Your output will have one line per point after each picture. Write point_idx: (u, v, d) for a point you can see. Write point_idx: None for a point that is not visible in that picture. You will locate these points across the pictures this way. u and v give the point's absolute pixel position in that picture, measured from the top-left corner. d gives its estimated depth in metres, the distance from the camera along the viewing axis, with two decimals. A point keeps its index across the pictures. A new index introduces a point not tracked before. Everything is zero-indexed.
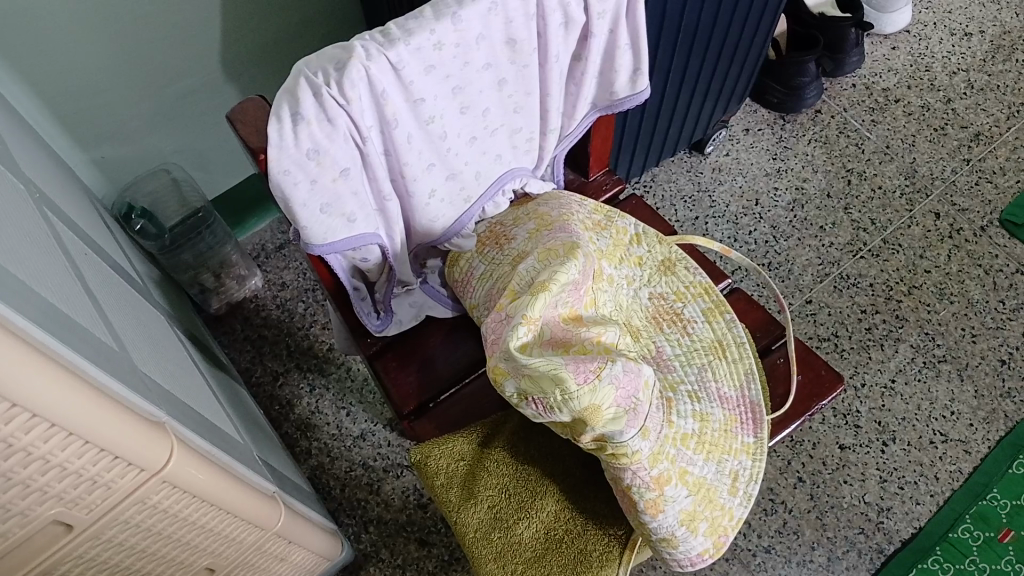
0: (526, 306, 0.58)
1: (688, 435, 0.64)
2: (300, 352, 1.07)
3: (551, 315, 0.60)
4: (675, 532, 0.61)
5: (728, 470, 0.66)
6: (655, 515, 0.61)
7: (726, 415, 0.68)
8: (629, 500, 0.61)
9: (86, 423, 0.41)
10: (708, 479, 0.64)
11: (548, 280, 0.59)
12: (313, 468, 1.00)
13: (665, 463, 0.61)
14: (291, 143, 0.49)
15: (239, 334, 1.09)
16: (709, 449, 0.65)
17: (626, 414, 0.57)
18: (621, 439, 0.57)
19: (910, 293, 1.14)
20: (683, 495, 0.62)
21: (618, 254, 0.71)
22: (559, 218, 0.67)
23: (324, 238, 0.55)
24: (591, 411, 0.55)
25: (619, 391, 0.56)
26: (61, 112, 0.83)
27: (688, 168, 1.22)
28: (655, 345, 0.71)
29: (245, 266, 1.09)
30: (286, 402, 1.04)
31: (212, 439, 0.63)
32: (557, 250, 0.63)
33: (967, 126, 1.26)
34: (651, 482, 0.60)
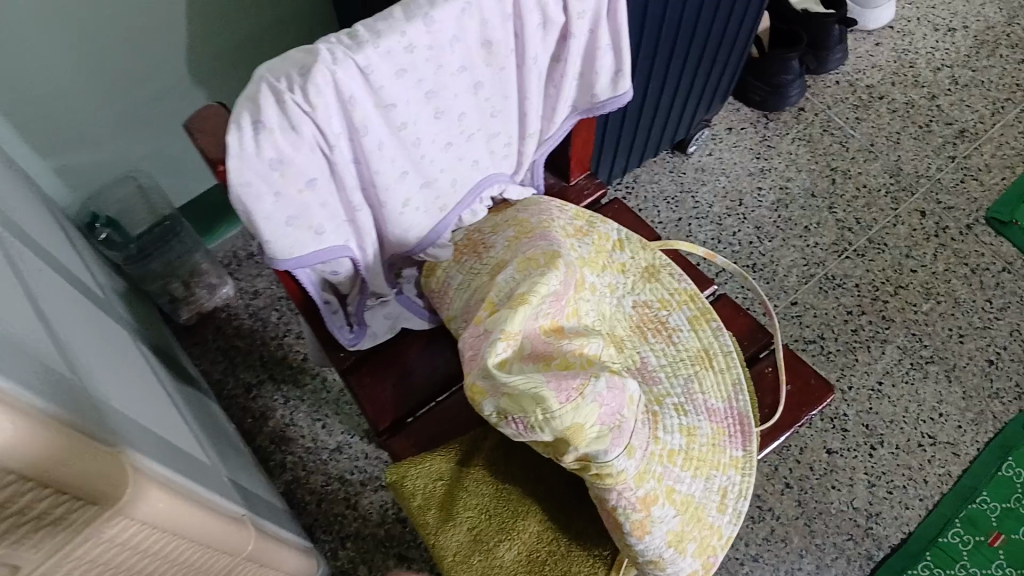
0: (505, 322, 0.55)
1: (673, 452, 0.62)
2: (274, 363, 1.04)
3: (531, 331, 0.57)
4: (663, 555, 0.59)
5: (716, 486, 0.64)
6: (640, 536, 0.58)
7: (713, 427, 0.66)
8: (613, 521, 0.58)
9: (29, 459, 0.38)
10: (695, 496, 0.62)
11: (527, 294, 0.57)
12: (287, 483, 0.97)
13: (652, 483, 0.59)
14: (254, 154, 0.46)
15: (210, 345, 1.05)
16: (698, 464, 0.63)
17: (612, 433, 0.55)
18: (606, 459, 0.55)
19: (896, 293, 1.12)
20: (670, 514, 0.60)
21: (602, 261, 0.69)
22: (537, 225, 0.64)
23: (291, 253, 0.53)
24: (576, 430, 0.53)
25: (602, 407, 0.54)
26: (19, 118, 0.80)
27: (670, 168, 1.19)
28: (639, 356, 0.69)
29: (216, 275, 1.05)
30: (259, 414, 1.01)
31: (176, 462, 0.59)
32: (534, 262, 0.60)
33: (952, 123, 1.25)
34: (637, 503, 0.58)
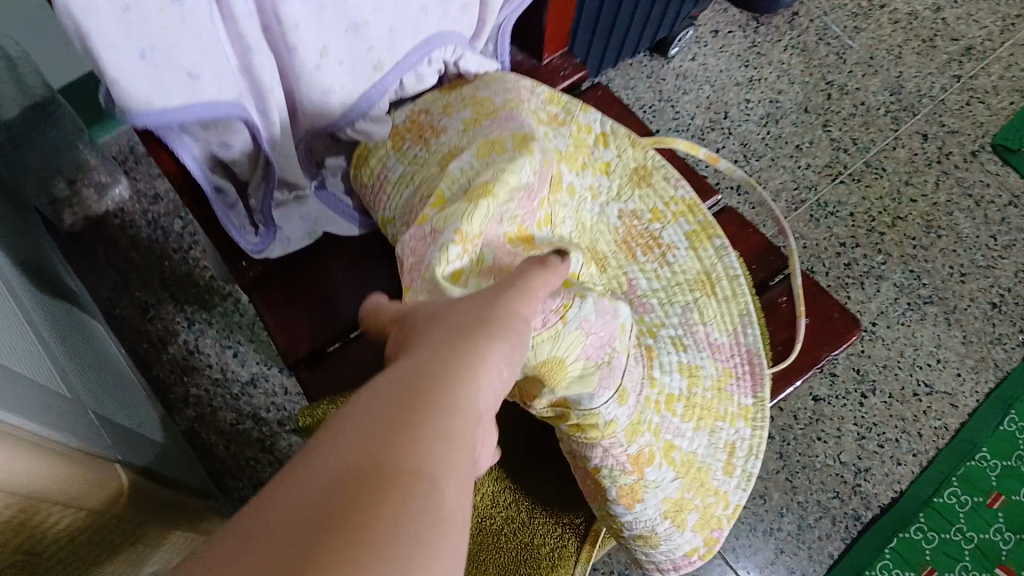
0: (459, 221, 0.40)
1: (672, 401, 0.50)
2: (176, 281, 0.88)
3: (494, 236, 0.42)
4: (654, 530, 0.47)
5: (722, 445, 0.52)
6: (629, 508, 0.45)
7: (719, 370, 0.53)
8: (595, 489, 0.45)
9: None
10: (695, 457, 0.50)
11: (489, 185, 0.42)
12: (190, 422, 0.82)
13: (651, 438, 0.46)
14: None
15: (98, 258, 0.87)
16: (702, 417, 0.51)
17: (602, 372, 0.41)
18: (590, 407, 0.41)
19: (893, 225, 1.00)
20: (669, 477, 0.47)
21: (583, 157, 0.53)
22: (502, 100, 0.49)
23: (151, 104, 0.37)
24: (553, 366, 0.39)
25: (588, 336, 0.40)
26: None
27: (648, 73, 1.04)
28: (626, 278, 0.54)
29: (106, 172, 0.89)
30: (158, 341, 0.85)
31: (22, 393, 0.43)
32: (500, 146, 0.45)
33: (958, 39, 1.11)
34: (628, 466, 0.44)
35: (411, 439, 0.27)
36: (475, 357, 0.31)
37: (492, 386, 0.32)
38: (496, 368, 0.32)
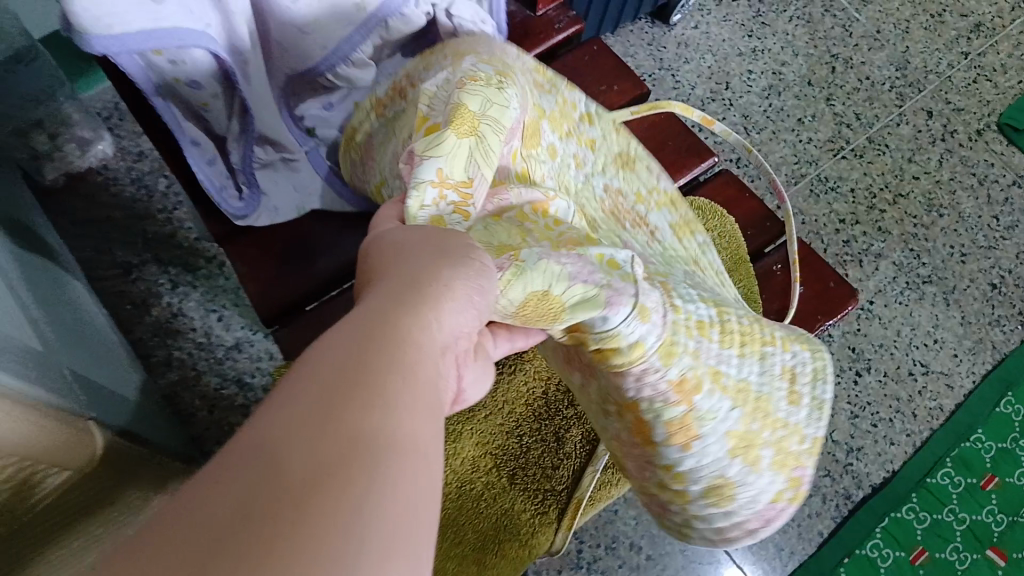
0: (441, 160, 0.37)
1: (706, 326, 0.46)
2: (160, 242, 0.85)
3: (482, 175, 0.39)
4: (727, 475, 0.46)
5: (776, 369, 0.50)
6: (688, 452, 0.45)
7: (744, 314, 0.50)
8: (644, 437, 0.45)
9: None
10: (749, 385, 0.47)
11: (472, 117, 0.39)
12: (172, 385, 0.80)
13: (694, 359, 0.44)
14: None
15: (80, 215, 0.85)
16: (747, 342, 0.48)
17: (605, 294, 0.38)
18: (604, 328, 0.39)
19: (895, 203, 0.98)
20: (726, 408, 0.46)
21: (567, 123, 0.49)
22: (478, 44, 0.45)
23: (111, 30, 0.35)
24: (539, 298, 0.36)
25: (566, 265, 0.37)
26: None
27: (649, 40, 1.01)
28: (621, 239, 0.49)
29: (89, 129, 0.86)
30: (140, 302, 0.83)
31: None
32: (477, 76, 0.41)
33: (967, 15, 1.09)
34: (672, 396, 0.43)
35: (374, 382, 0.26)
36: (440, 299, 0.30)
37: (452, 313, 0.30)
38: (458, 304, 0.30)
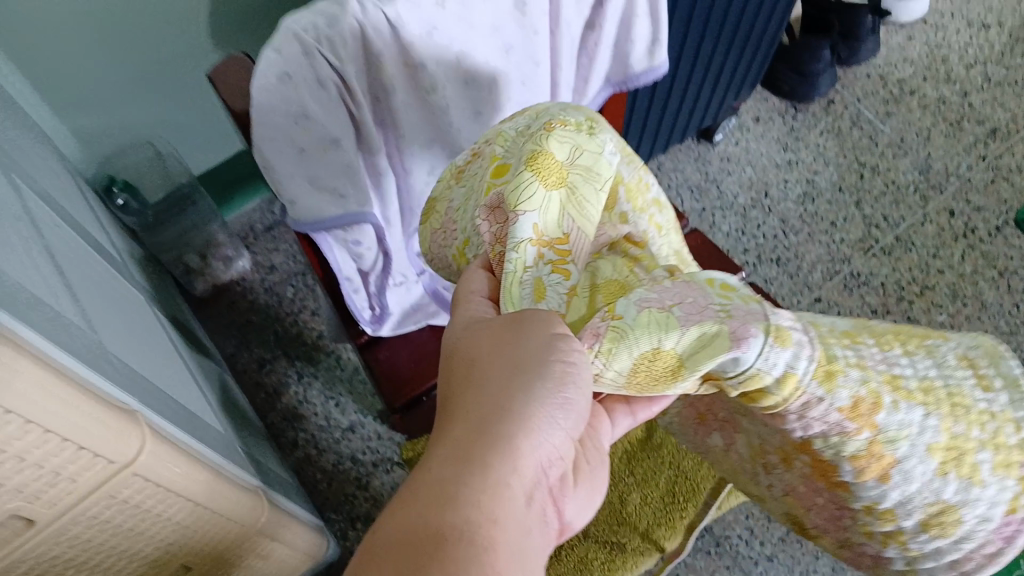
0: (538, 213, 0.42)
1: (854, 333, 0.42)
2: (288, 340, 1.03)
3: (577, 226, 0.43)
4: (947, 499, 0.39)
5: (950, 361, 0.42)
6: (889, 486, 0.39)
7: (883, 324, 0.44)
8: (836, 485, 0.41)
9: (44, 411, 0.38)
10: (933, 381, 0.40)
11: (565, 168, 0.43)
12: (298, 461, 0.96)
13: (865, 373, 0.39)
14: (276, 104, 0.45)
15: (224, 319, 1.04)
16: (903, 339, 0.42)
17: (727, 325, 0.37)
18: (740, 369, 0.37)
19: (922, 294, 1.08)
20: (920, 417, 0.39)
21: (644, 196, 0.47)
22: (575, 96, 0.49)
23: (313, 216, 0.51)
24: (649, 359, 0.37)
25: (670, 312, 0.38)
26: (37, 75, 0.78)
27: (695, 157, 1.18)
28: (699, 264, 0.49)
29: (232, 247, 1.05)
30: (272, 391, 0.99)
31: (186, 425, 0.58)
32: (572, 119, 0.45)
33: (983, 121, 1.20)
34: (850, 425, 0.38)
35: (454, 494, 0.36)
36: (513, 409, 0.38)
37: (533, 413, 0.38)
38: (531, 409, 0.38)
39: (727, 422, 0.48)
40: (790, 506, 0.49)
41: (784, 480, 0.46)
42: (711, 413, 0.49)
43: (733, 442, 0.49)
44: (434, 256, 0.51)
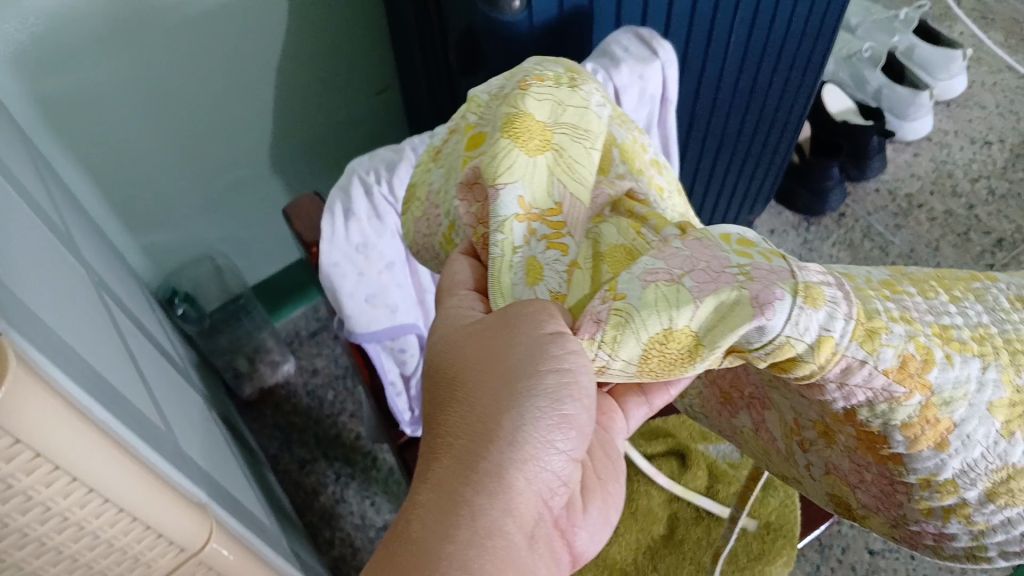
0: (521, 184, 0.44)
1: (894, 282, 0.43)
2: (328, 441, 1.08)
3: (569, 194, 0.46)
4: (1014, 463, 0.40)
5: (1003, 303, 0.45)
6: (947, 454, 0.40)
7: (928, 272, 0.46)
8: (886, 459, 0.41)
9: (162, 514, 0.42)
10: (990, 330, 0.42)
11: (544, 129, 0.47)
12: (334, 559, 1.00)
13: (911, 328, 0.39)
14: (343, 238, 0.60)
15: (267, 420, 1.10)
16: (948, 286, 0.45)
17: (747, 290, 0.37)
18: (761, 339, 0.37)
19: None
20: (977, 369, 0.40)
21: (641, 158, 0.51)
22: (541, 63, 0.53)
23: (367, 327, 0.63)
24: (661, 341, 0.37)
25: (682, 284, 0.38)
26: (115, 198, 0.87)
27: None
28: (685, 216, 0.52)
29: (279, 352, 1.12)
30: (311, 490, 1.04)
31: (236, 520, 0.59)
32: (543, 78, 0.49)
33: (989, 232, 1.23)
34: (898, 389, 0.38)
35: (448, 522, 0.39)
36: (502, 432, 0.41)
37: (520, 429, 0.41)
38: (519, 430, 0.41)
39: (754, 398, 0.50)
40: (834, 488, 0.48)
41: (823, 456, 0.46)
42: (736, 390, 0.51)
43: (762, 420, 0.50)
44: (420, 247, 0.54)
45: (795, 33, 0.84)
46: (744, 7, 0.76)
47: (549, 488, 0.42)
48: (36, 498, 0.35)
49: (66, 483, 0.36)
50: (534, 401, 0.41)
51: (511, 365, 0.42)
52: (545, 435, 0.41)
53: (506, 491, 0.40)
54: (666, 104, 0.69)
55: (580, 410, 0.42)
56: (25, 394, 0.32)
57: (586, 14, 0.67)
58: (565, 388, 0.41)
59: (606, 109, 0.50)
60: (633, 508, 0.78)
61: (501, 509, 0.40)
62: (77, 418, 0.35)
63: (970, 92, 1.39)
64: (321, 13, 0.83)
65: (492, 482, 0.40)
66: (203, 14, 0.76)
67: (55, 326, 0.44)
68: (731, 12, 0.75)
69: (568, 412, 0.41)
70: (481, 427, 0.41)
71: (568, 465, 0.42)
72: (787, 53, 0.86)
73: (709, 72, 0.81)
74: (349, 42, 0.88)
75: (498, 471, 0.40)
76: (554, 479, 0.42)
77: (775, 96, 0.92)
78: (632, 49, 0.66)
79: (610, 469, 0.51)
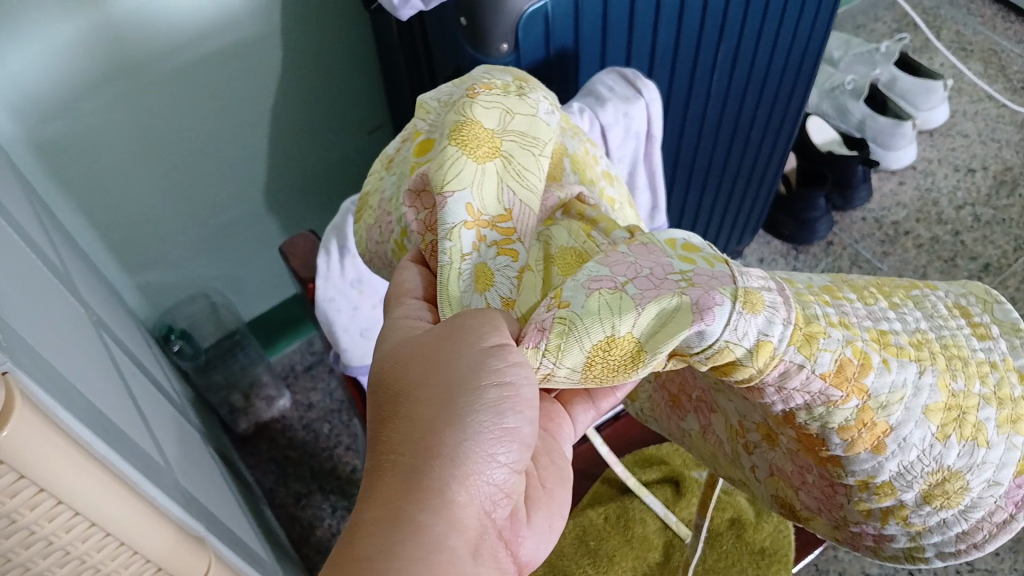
0: (468, 192, 0.43)
1: (835, 289, 0.44)
2: (324, 474, 1.09)
3: (518, 200, 0.45)
4: (949, 465, 0.41)
5: (941, 309, 0.46)
6: (884, 456, 0.41)
7: (868, 279, 0.48)
8: (826, 461, 0.42)
9: (161, 547, 0.43)
10: (927, 335, 0.44)
11: (492, 136, 0.45)
12: None
13: (849, 334, 0.40)
14: (337, 273, 0.65)
15: (264, 455, 1.11)
16: (888, 293, 0.46)
17: (688, 296, 0.37)
18: (699, 344, 0.37)
19: None
20: (914, 374, 0.41)
21: (592, 171, 0.51)
22: (489, 74, 0.52)
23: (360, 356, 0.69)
24: (604, 348, 0.37)
25: (625, 288, 0.37)
26: (113, 239, 0.88)
27: None
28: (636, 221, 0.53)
29: (274, 387, 1.14)
30: (308, 524, 1.04)
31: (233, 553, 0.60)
32: (491, 86, 0.48)
33: (975, 258, 1.24)
34: (835, 393, 0.39)
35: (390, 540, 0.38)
36: (445, 446, 0.39)
37: (463, 441, 0.39)
38: (463, 443, 0.39)
39: (702, 401, 0.51)
40: (777, 488, 0.49)
41: (767, 457, 0.48)
42: (685, 394, 0.52)
43: (709, 423, 0.52)
44: (373, 255, 0.55)
45: (776, 69, 0.86)
46: (725, 46, 0.78)
47: (493, 501, 0.41)
48: (39, 533, 0.35)
49: (69, 517, 0.37)
50: (475, 414, 0.40)
51: (454, 377, 0.41)
52: (488, 447, 0.40)
53: (450, 507, 0.38)
54: (651, 141, 0.71)
55: (521, 421, 0.41)
56: (29, 429, 0.33)
57: (572, 56, 0.69)
58: (504, 399, 0.40)
59: (555, 116, 0.48)
60: (628, 534, 0.75)
61: (446, 523, 0.38)
62: (79, 452, 0.36)
63: (952, 121, 1.42)
64: (314, 58, 0.85)
65: (435, 497, 0.38)
66: (199, 60, 0.78)
67: (57, 365, 0.45)
68: (713, 52, 0.78)
69: (508, 424, 0.40)
70: (422, 444, 0.40)
71: (511, 478, 0.41)
72: (768, 88, 0.88)
73: (692, 108, 0.84)
74: (343, 84, 0.90)
75: (441, 485, 0.39)
76: (498, 492, 0.41)
77: (759, 129, 0.94)
78: (616, 89, 0.68)
79: (558, 477, 0.49)
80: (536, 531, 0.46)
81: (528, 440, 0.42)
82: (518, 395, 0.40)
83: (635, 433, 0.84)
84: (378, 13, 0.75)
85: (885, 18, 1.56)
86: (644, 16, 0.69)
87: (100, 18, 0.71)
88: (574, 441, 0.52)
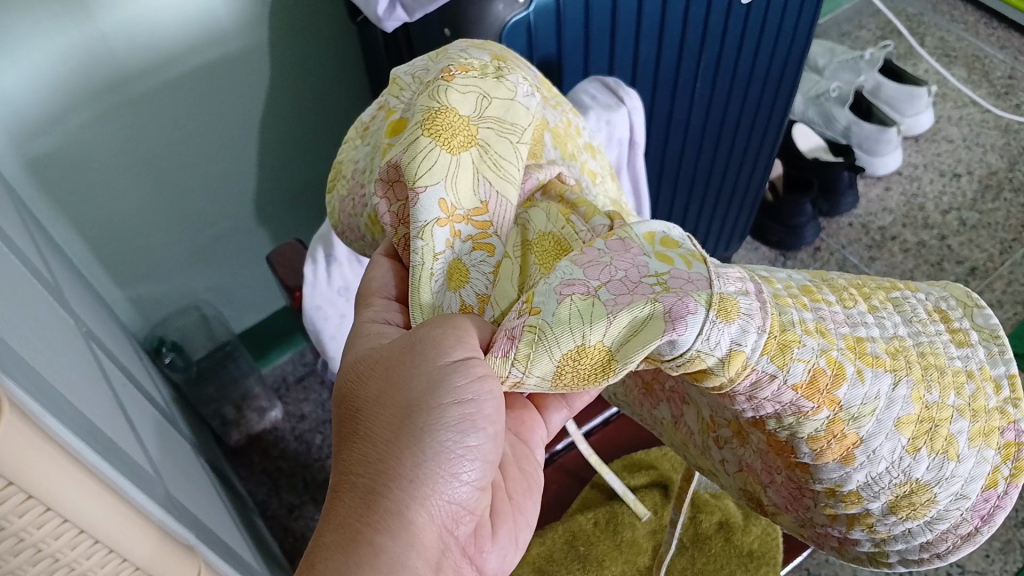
0: (442, 187, 0.42)
1: (814, 290, 0.45)
2: (316, 485, 1.08)
3: (494, 192, 0.43)
4: (918, 478, 0.41)
5: (921, 313, 0.47)
6: (852, 467, 0.41)
7: (849, 279, 0.48)
8: (795, 465, 0.43)
9: (150, 554, 0.43)
10: (906, 342, 0.44)
11: (468, 124, 0.44)
12: None
13: (824, 342, 0.40)
14: (324, 282, 0.67)
15: (256, 467, 1.11)
16: (868, 295, 0.47)
17: (660, 304, 0.36)
18: (671, 352, 0.37)
19: None
20: (888, 385, 0.41)
21: (573, 144, 0.53)
22: (467, 48, 0.49)
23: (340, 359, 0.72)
24: (575, 358, 0.37)
25: (599, 295, 0.37)
26: (102, 253, 0.88)
27: None
28: (612, 199, 0.54)
29: (266, 399, 1.14)
30: (299, 535, 1.04)
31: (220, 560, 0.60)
32: (467, 66, 0.46)
33: (962, 261, 1.25)
34: (806, 404, 0.39)
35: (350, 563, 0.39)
36: (405, 466, 0.40)
37: (421, 462, 0.40)
38: (422, 463, 0.40)
39: (675, 392, 0.51)
40: (746, 483, 0.50)
41: (737, 453, 0.48)
42: (659, 384, 0.52)
43: (682, 413, 0.51)
44: (345, 226, 0.54)
45: (757, 78, 0.87)
46: (707, 56, 0.79)
47: (455, 517, 0.42)
48: (29, 539, 0.36)
49: (57, 525, 0.37)
50: (435, 434, 0.40)
51: (414, 395, 0.41)
52: (449, 466, 0.41)
53: (410, 527, 0.39)
54: (634, 147, 0.72)
55: (482, 439, 0.41)
56: (17, 436, 0.33)
57: (556, 66, 0.70)
58: (465, 419, 0.41)
59: (534, 99, 0.47)
60: (617, 538, 0.73)
61: (405, 544, 0.39)
62: (67, 459, 0.36)
63: (937, 127, 1.43)
64: (302, 70, 0.86)
65: (395, 520, 0.39)
66: (189, 73, 0.79)
67: (46, 372, 0.45)
68: (695, 60, 0.79)
69: (468, 443, 0.41)
70: (382, 464, 0.41)
71: (473, 495, 0.42)
72: (751, 98, 0.89)
73: (677, 113, 0.84)
74: (333, 97, 0.91)
75: (400, 509, 0.40)
76: (459, 508, 0.42)
77: (743, 135, 0.95)
78: (599, 99, 0.69)
79: (525, 487, 0.51)
80: (500, 544, 0.47)
81: (491, 457, 0.42)
82: (479, 415, 0.41)
83: (620, 441, 0.84)
84: (364, 25, 0.76)
85: (869, 26, 1.58)
86: (625, 27, 0.70)
87: (88, 34, 0.71)
88: (546, 442, 0.52)
